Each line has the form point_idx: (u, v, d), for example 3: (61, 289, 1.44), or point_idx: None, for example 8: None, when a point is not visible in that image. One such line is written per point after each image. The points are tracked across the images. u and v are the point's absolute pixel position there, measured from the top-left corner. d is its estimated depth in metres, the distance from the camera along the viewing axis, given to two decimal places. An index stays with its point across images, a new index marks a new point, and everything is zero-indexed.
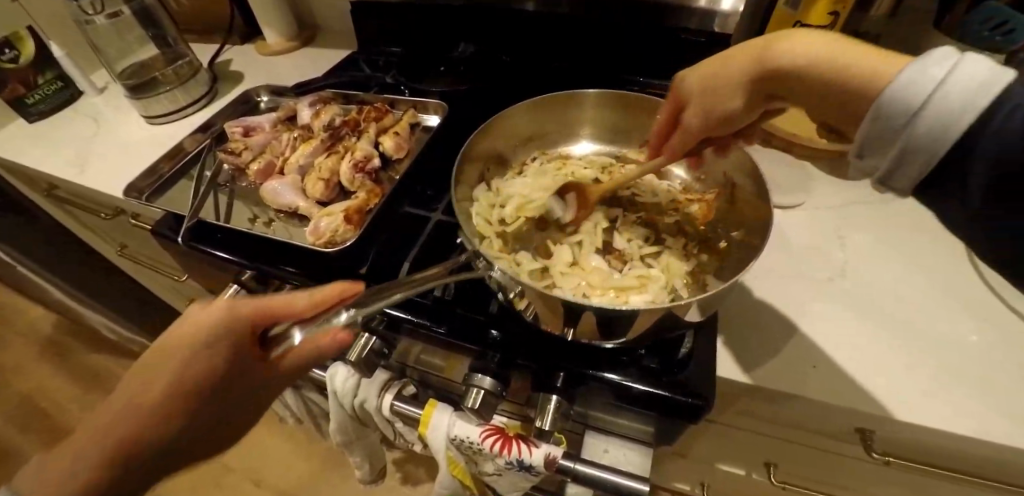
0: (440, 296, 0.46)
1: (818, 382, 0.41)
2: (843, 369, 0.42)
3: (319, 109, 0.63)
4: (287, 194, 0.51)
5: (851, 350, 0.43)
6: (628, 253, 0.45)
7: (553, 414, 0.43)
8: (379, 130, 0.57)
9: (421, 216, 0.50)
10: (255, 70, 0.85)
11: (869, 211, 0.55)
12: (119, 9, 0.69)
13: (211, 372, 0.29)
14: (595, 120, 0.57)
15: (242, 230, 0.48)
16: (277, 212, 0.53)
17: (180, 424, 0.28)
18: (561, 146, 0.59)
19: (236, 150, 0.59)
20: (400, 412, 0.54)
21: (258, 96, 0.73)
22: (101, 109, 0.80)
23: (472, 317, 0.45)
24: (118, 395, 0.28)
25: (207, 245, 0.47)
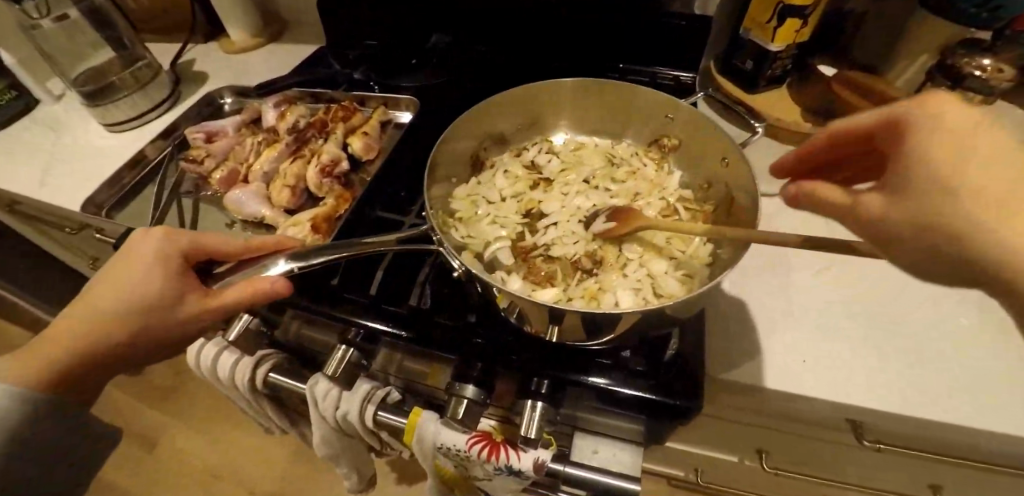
0: (416, 305, 0.45)
1: (795, 375, 0.41)
2: (825, 366, 0.42)
3: (285, 110, 0.60)
4: (251, 203, 0.49)
5: (834, 349, 0.43)
6: (611, 259, 0.42)
7: (539, 423, 0.41)
8: (347, 131, 0.54)
9: (394, 221, 0.48)
10: (219, 69, 0.81)
11: None
12: (66, 12, 0.65)
13: (148, 295, 0.32)
14: (584, 113, 0.53)
15: None
16: (243, 222, 0.50)
17: (129, 332, 0.32)
18: (553, 130, 0.54)
19: (198, 158, 0.56)
20: (383, 422, 0.53)
21: (221, 97, 0.69)
22: (59, 118, 0.76)
23: (451, 325, 0.43)
24: (84, 298, 0.33)
25: None
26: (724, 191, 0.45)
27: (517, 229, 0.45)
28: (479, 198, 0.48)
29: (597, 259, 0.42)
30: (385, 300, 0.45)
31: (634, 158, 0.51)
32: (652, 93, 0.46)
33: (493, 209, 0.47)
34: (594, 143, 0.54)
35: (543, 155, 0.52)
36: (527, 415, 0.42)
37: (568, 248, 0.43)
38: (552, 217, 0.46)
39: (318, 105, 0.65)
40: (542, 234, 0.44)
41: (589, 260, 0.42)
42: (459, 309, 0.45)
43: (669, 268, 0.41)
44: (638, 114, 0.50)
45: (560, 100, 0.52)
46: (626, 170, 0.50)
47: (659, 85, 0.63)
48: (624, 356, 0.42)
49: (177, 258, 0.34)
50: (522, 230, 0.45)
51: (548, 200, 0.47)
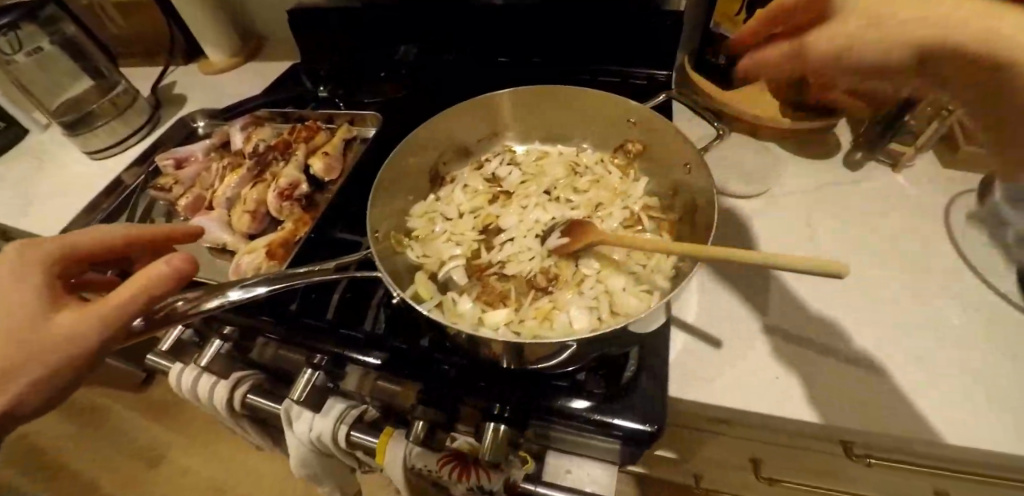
0: (371, 330, 0.44)
1: (769, 392, 0.38)
2: (802, 381, 0.39)
3: (251, 132, 0.60)
4: (212, 230, 0.49)
5: (814, 360, 0.40)
6: (566, 277, 0.41)
7: (496, 446, 0.39)
8: (308, 152, 0.54)
9: (353, 243, 0.47)
10: (198, 92, 0.82)
11: (856, 191, 0.53)
12: (39, 45, 0.66)
13: (17, 316, 0.27)
14: (547, 121, 0.51)
15: None
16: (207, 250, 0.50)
17: (5, 363, 0.27)
18: (515, 140, 0.53)
19: (166, 186, 0.56)
20: (356, 442, 0.52)
21: (195, 121, 0.70)
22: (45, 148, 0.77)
23: (407, 350, 0.42)
24: None
25: None
26: (688, 199, 0.43)
27: (472, 248, 0.44)
28: (438, 216, 0.47)
29: (552, 276, 0.41)
30: (343, 324, 0.45)
31: (597, 166, 0.50)
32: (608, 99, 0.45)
33: (451, 226, 0.46)
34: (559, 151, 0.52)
35: (504, 166, 0.50)
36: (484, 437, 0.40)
37: (522, 268, 0.42)
38: (508, 231, 0.44)
39: (287, 124, 0.65)
40: (498, 252, 0.43)
41: (543, 279, 0.40)
42: (414, 332, 0.44)
43: (629, 285, 0.40)
44: (600, 119, 0.49)
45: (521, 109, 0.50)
46: (589, 178, 0.49)
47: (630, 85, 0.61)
48: (582, 379, 0.40)
49: (53, 271, 0.30)
50: (478, 245, 0.44)
51: (506, 214, 0.46)
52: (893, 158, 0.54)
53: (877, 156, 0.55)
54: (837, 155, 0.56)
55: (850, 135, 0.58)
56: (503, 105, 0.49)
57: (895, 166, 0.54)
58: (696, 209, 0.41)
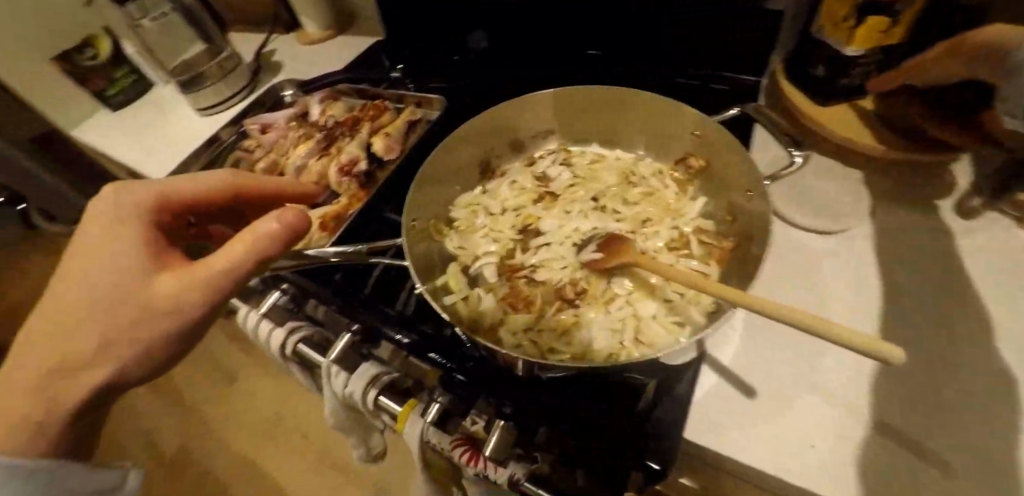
0: (400, 310, 0.47)
1: (801, 459, 0.34)
2: (845, 455, 0.34)
3: (327, 106, 0.64)
4: None
5: (862, 430, 0.35)
6: (595, 292, 0.39)
7: (498, 442, 0.38)
8: (372, 131, 0.56)
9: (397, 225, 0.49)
10: (292, 62, 0.88)
11: (962, 246, 0.44)
12: (163, 12, 0.75)
13: (123, 278, 0.28)
14: (608, 124, 0.49)
15: None
16: None
17: (135, 322, 0.27)
18: (574, 141, 0.51)
19: (251, 149, 0.63)
20: (382, 406, 0.55)
21: (284, 89, 0.76)
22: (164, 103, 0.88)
23: (432, 336, 0.44)
24: (53, 300, 0.27)
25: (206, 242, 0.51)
26: (745, 228, 0.39)
27: (505, 248, 0.44)
28: (479, 210, 0.47)
29: (581, 289, 0.40)
30: (377, 301, 0.47)
31: (653, 179, 0.47)
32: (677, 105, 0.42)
33: (489, 222, 0.46)
34: (616, 156, 0.50)
35: (555, 166, 0.49)
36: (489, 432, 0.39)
37: (552, 276, 0.41)
38: (545, 236, 0.44)
39: (361, 100, 0.69)
40: (531, 257, 0.43)
41: (571, 291, 0.39)
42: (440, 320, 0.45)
43: (661, 313, 0.38)
44: (663, 129, 0.46)
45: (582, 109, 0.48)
46: (641, 190, 0.46)
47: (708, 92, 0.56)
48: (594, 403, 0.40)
49: (148, 226, 0.30)
50: (512, 246, 0.44)
51: (547, 217, 0.45)
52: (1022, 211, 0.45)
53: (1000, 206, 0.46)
54: (947, 197, 0.48)
55: (970, 176, 0.49)
56: (563, 103, 0.47)
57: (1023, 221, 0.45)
58: (750, 244, 0.38)
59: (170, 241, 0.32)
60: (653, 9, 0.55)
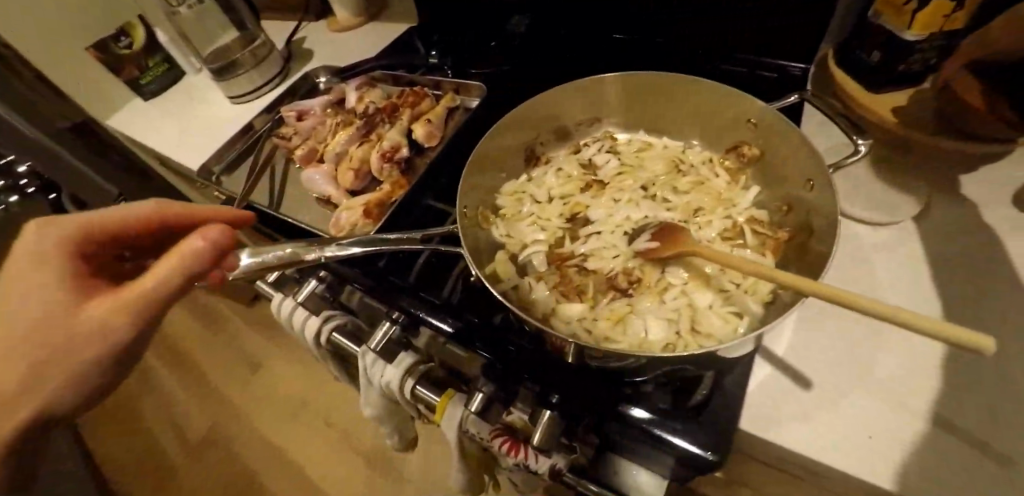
0: (447, 298, 0.46)
1: (852, 451, 0.33)
2: (909, 449, 0.33)
3: (364, 92, 0.64)
4: (321, 183, 0.54)
5: (930, 425, 0.33)
6: (650, 282, 0.39)
7: (547, 429, 0.37)
8: (411, 118, 0.56)
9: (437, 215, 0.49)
10: (322, 49, 0.88)
11: None
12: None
13: (46, 318, 0.28)
14: (656, 112, 0.48)
15: (280, 216, 0.52)
16: (315, 198, 0.56)
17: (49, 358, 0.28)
18: (619, 128, 0.50)
19: (287, 135, 0.62)
20: (419, 396, 0.55)
21: (317, 76, 0.75)
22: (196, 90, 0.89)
23: (478, 323, 0.44)
24: None
25: None
26: (806, 219, 0.38)
27: (553, 236, 0.43)
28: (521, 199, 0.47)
29: (634, 279, 0.39)
30: (421, 289, 0.47)
31: (702, 168, 0.46)
32: (734, 92, 0.41)
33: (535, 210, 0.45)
34: (663, 144, 0.49)
35: (602, 154, 0.48)
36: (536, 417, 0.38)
37: (603, 265, 0.40)
38: (595, 225, 0.43)
39: (397, 87, 0.68)
40: (581, 246, 0.42)
41: (623, 279, 0.39)
42: (487, 310, 0.46)
43: (717, 303, 0.37)
44: (712, 119, 0.45)
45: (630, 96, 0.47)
46: (691, 179, 0.45)
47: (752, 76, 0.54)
48: (648, 390, 0.38)
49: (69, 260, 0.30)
50: (561, 234, 0.43)
51: (595, 206, 0.44)
52: None
53: None
54: (1005, 189, 0.45)
55: None
56: (611, 89, 0.47)
57: None
58: (811, 234, 0.37)
59: (93, 268, 0.31)
60: (652, 8, 0.59)
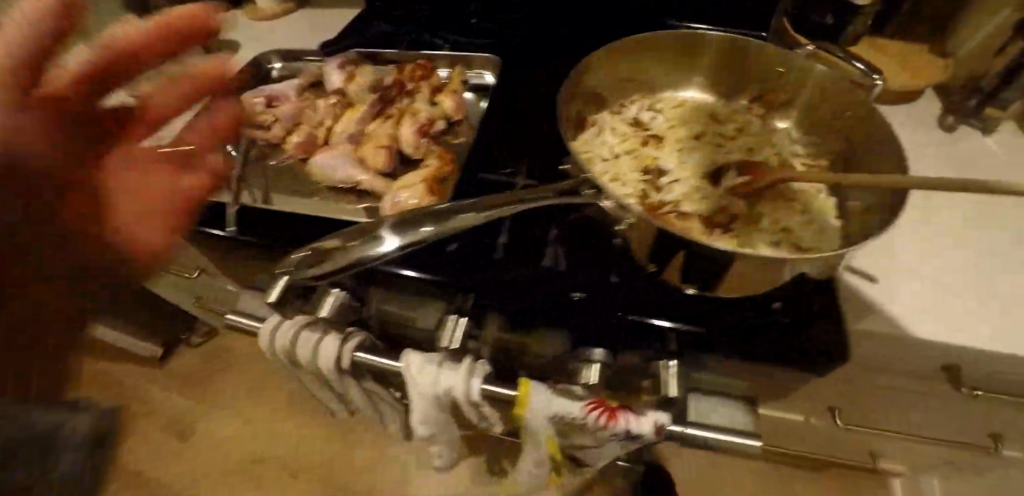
0: (552, 264, 0.45)
1: (925, 325, 0.42)
2: (966, 322, 0.42)
3: (349, 68, 0.55)
4: (344, 167, 0.47)
5: (980, 306, 0.43)
6: (744, 213, 0.41)
7: (675, 378, 0.40)
8: (430, 90, 0.51)
9: (502, 182, 0.45)
10: (248, 39, 0.75)
11: (949, 157, 0.53)
12: None
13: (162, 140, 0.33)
14: (682, 70, 0.51)
15: (293, 213, 0.43)
16: (331, 188, 0.48)
17: None
18: (651, 88, 0.52)
19: (265, 124, 0.52)
20: (489, 395, 0.49)
21: (268, 62, 0.65)
22: None
23: (602, 280, 0.44)
24: None
25: (262, 233, 0.42)
26: (845, 146, 0.43)
27: (641, 187, 0.44)
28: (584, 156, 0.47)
29: (728, 213, 0.41)
30: (517, 263, 0.45)
31: (731, 116, 0.50)
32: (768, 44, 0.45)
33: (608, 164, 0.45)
34: (688, 99, 0.51)
35: (646, 112, 0.50)
36: (664, 372, 0.41)
37: (693, 206, 0.42)
38: (672, 173, 0.44)
39: (378, 66, 0.61)
40: (667, 194, 0.43)
41: (718, 215, 0.41)
42: (602, 267, 0.45)
43: (798, 220, 0.42)
44: (744, 67, 0.48)
45: (662, 57, 0.50)
46: (730, 124, 0.49)
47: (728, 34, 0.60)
48: (776, 309, 0.42)
49: None
50: (650, 185, 0.44)
51: (665, 156, 0.46)
52: (984, 123, 0.55)
53: (968, 121, 0.55)
54: (929, 118, 0.57)
55: (937, 103, 0.58)
56: (649, 48, 0.48)
57: (986, 131, 0.54)
58: (854, 154, 0.42)
59: None
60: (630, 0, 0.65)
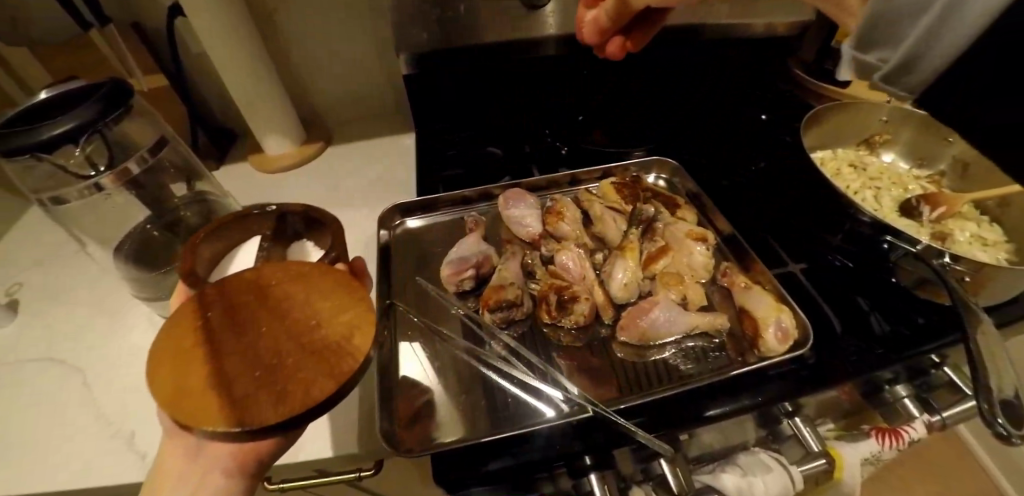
0: (885, 329, 0.42)
1: None
2: None
3: (550, 210, 0.53)
4: (676, 318, 0.43)
5: None
6: (959, 227, 0.53)
7: (958, 380, 0.47)
8: (671, 208, 0.53)
9: (783, 274, 0.48)
10: (287, 197, 0.66)
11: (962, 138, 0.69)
12: (95, 181, 0.46)
13: (251, 301, 0.31)
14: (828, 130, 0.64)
15: (668, 392, 0.38)
16: (658, 345, 0.43)
17: (282, 301, 0.31)
18: (812, 149, 0.64)
19: (515, 299, 0.45)
20: (813, 476, 0.51)
21: (391, 220, 0.56)
22: (60, 347, 0.52)
23: (920, 323, 0.42)
24: (266, 301, 0.31)
25: (647, 424, 0.38)
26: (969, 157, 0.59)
27: (889, 214, 0.56)
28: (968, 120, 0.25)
29: (952, 225, 0.53)
30: (854, 346, 0.41)
31: (867, 161, 0.63)
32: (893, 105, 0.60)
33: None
34: (826, 153, 0.64)
35: (836, 165, 0.62)
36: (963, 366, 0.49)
37: (936, 223, 0.53)
38: (897, 204, 0.57)
39: (541, 197, 0.58)
40: (904, 221, 0.55)
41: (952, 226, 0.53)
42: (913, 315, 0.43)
43: (978, 217, 0.55)
44: (857, 124, 0.63)
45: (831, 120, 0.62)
46: (874, 165, 0.62)
47: (766, 76, 0.66)
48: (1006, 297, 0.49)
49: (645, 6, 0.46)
50: (887, 211, 0.56)
51: (869, 196, 0.58)
52: None
53: None
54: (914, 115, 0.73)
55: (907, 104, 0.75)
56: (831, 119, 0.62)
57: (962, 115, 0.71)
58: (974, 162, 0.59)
59: (309, 269, 0.33)
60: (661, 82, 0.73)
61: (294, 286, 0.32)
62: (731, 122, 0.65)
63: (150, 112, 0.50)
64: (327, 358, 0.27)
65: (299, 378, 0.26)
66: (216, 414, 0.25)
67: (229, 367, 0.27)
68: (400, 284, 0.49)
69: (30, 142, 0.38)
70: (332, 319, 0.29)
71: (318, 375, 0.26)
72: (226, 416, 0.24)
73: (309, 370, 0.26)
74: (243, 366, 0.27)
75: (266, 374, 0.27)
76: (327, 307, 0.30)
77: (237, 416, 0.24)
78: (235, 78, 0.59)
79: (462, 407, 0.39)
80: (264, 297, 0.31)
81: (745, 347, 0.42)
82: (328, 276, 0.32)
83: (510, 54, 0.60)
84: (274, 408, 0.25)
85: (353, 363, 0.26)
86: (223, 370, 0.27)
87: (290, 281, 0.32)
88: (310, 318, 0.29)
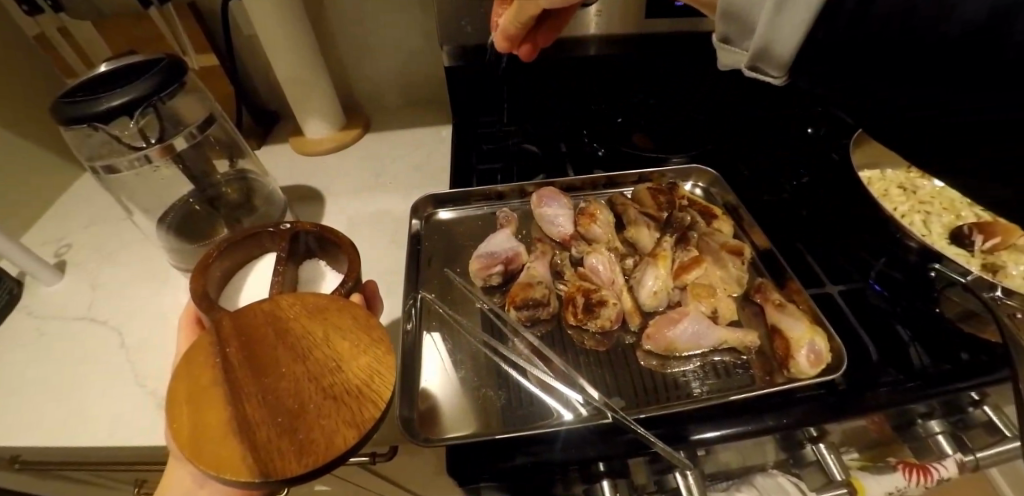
0: (925, 364, 0.40)
1: None
2: None
3: (583, 211, 0.52)
4: (706, 332, 0.42)
5: None
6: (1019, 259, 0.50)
7: (1001, 421, 0.45)
8: (709, 218, 0.52)
9: (820, 295, 0.47)
10: (322, 180, 0.67)
11: None
12: (144, 153, 0.48)
13: (265, 335, 0.31)
14: (878, 150, 0.61)
15: (682, 408, 0.38)
16: (681, 355, 0.42)
17: (301, 336, 0.31)
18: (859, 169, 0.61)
19: (542, 298, 0.45)
20: None
21: (424, 210, 0.56)
22: (103, 309, 0.55)
23: (967, 359, 0.40)
24: (285, 336, 0.31)
25: (667, 441, 0.37)
26: None
27: (939, 242, 0.53)
28: (916, 77, 0.24)
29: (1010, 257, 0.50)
30: (890, 377, 0.39)
31: (918, 184, 0.60)
32: None
33: (995, 162, 0.24)
34: (874, 175, 0.61)
35: (884, 187, 0.60)
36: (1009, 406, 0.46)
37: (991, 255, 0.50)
38: (948, 233, 0.54)
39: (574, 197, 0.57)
40: (956, 250, 0.52)
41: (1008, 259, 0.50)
42: (957, 350, 0.41)
43: None
44: None
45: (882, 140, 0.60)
46: (926, 188, 0.59)
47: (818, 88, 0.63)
48: None
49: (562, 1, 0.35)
50: (935, 240, 0.54)
51: (918, 221, 0.55)
52: None
53: None
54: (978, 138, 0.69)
55: None
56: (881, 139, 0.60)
57: None
58: None
59: (328, 302, 0.33)
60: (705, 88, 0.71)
61: (313, 321, 0.31)
62: (776, 134, 0.63)
63: (200, 90, 0.52)
64: (351, 403, 0.27)
65: (321, 422, 0.26)
66: (240, 465, 0.24)
67: (251, 410, 0.27)
68: (429, 275, 0.50)
69: (90, 113, 0.40)
70: (353, 360, 0.29)
71: (341, 422, 0.26)
72: (253, 467, 0.24)
73: (333, 416, 0.26)
74: (265, 410, 0.27)
75: (289, 419, 0.26)
76: (348, 347, 0.30)
77: (262, 466, 0.24)
78: (282, 61, 0.60)
79: (479, 416, 0.38)
80: (280, 329, 0.31)
81: (772, 366, 0.41)
82: (346, 313, 0.32)
83: (552, 52, 0.60)
84: (295, 456, 0.25)
85: (376, 409, 0.26)
86: (246, 414, 0.27)
87: (309, 315, 0.32)
88: (330, 359, 0.29)
